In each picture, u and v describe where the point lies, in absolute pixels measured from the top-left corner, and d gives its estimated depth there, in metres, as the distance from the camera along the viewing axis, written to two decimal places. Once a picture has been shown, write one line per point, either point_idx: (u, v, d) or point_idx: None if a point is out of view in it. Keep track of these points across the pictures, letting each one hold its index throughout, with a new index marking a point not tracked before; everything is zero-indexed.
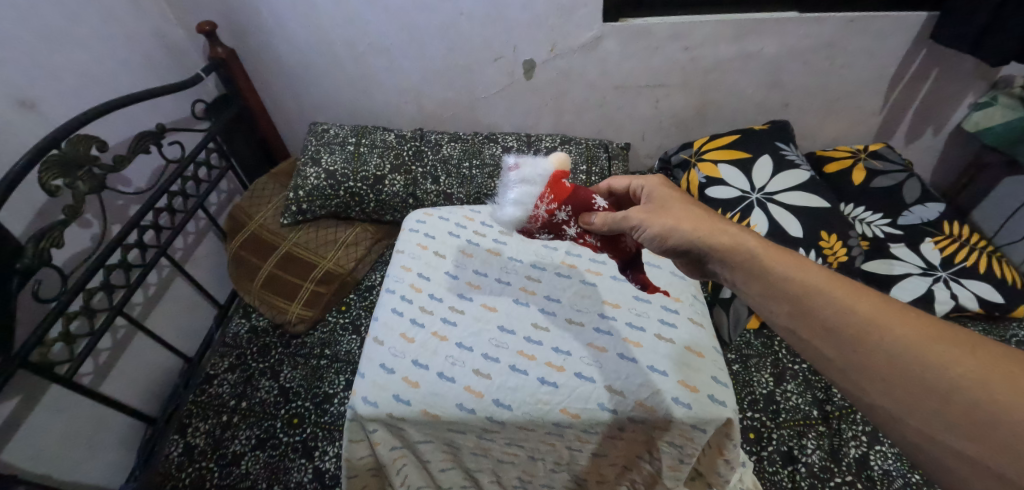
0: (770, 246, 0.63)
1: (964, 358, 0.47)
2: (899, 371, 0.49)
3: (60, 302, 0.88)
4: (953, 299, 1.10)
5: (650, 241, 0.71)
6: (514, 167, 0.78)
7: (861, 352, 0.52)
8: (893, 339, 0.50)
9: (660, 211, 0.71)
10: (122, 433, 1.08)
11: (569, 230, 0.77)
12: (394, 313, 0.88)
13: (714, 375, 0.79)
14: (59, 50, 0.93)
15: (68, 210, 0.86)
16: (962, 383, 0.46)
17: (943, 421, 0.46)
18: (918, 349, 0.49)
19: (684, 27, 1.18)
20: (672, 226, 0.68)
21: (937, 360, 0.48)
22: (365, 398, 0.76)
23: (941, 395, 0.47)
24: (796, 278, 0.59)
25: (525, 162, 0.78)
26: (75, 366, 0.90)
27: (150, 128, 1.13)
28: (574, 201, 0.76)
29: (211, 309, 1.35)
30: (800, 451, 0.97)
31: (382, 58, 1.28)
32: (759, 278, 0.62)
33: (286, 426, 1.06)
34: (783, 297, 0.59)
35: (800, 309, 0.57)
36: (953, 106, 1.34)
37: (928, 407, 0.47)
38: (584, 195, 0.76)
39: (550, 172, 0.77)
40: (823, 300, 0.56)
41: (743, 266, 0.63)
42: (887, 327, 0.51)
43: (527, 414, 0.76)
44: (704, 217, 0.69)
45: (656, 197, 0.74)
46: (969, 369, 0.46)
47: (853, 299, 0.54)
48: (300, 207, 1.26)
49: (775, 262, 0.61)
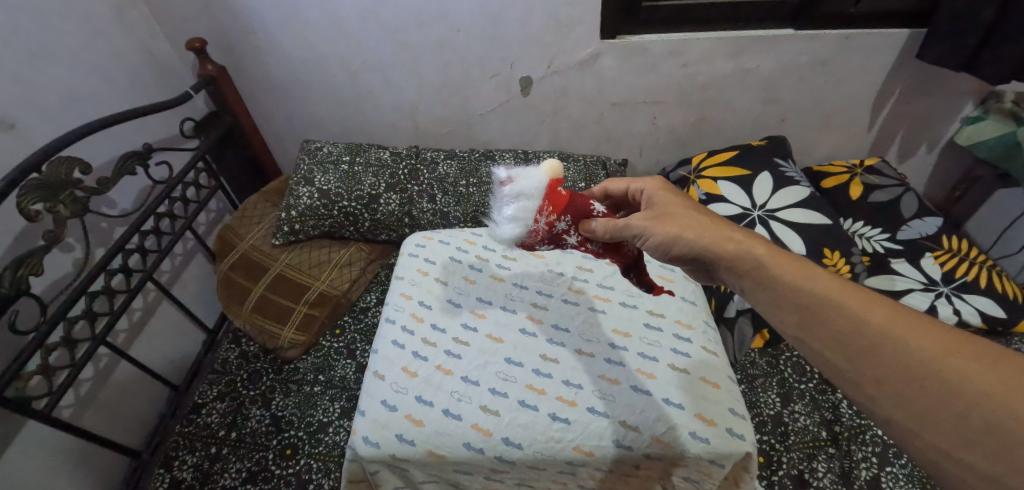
0: (776, 253, 0.61)
1: (984, 371, 0.44)
2: (915, 385, 0.47)
3: (39, 332, 0.82)
4: (956, 314, 1.09)
5: (654, 249, 0.69)
6: (508, 180, 0.73)
7: (876, 366, 0.49)
8: (909, 351, 0.48)
9: (662, 218, 0.68)
10: (103, 468, 1.02)
11: (570, 240, 0.73)
12: (395, 346, 0.84)
13: (731, 407, 0.77)
14: (39, 67, 0.89)
15: (49, 236, 0.82)
16: (981, 400, 0.44)
17: (961, 437, 0.44)
18: (935, 363, 0.46)
19: (682, 44, 1.18)
20: (676, 234, 0.66)
21: (954, 374, 0.45)
22: (366, 439, 0.74)
23: (960, 411, 0.44)
24: (806, 287, 0.56)
25: (517, 175, 0.73)
26: (54, 400, 0.85)
27: (138, 148, 1.09)
28: (572, 211, 0.72)
29: (199, 334, 1.30)
30: (811, 474, 0.95)
31: (378, 75, 1.26)
32: (767, 287, 0.60)
33: (279, 458, 1.01)
34: (792, 307, 0.57)
35: (810, 319, 0.55)
36: (945, 121, 1.35)
37: (945, 423, 0.45)
38: (581, 201, 0.73)
39: (545, 182, 0.72)
40: (833, 311, 0.53)
41: (749, 274, 0.62)
42: (904, 341, 0.49)
43: (539, 454, 0.73)
44: (707, 225, 0.66)
45: (657, 202, 0.72)
46: (990, 384, 0.44)
47: (866, 309, 0.52)
48: (292, 227, 1.22)
49: (783, 270, 0.59)
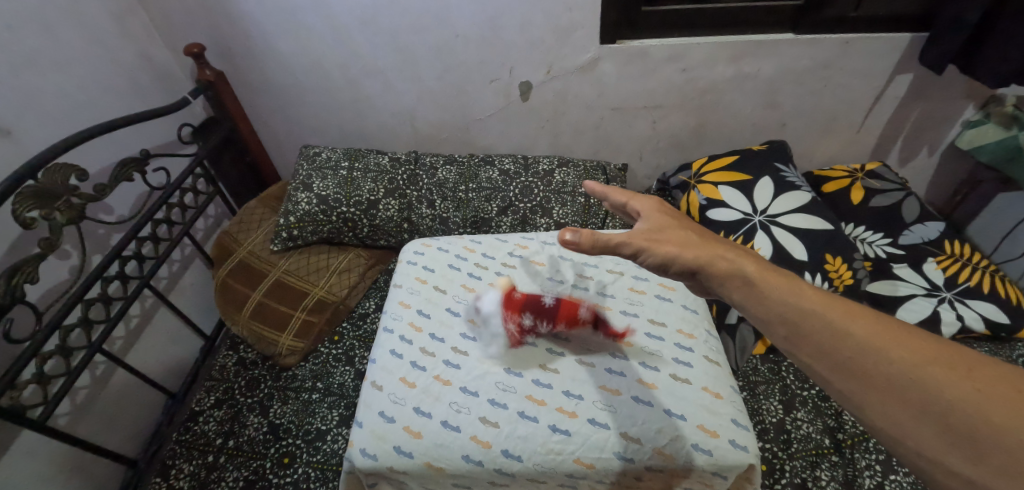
0: (768, 270, 0.60)
1: (962, 380, 0.43)
2: (896, 394, 0.45)
3: (34, 341, 0.82)
4: (959, 321, 1.08)
5: (652, 268, 0.68)
6: (477, 299, 0.93)
7: (858, 377, 0.48)
8: (889, 362, 0.47)
9: (662, 237, 0.67)
10: (99, 476, 1.01)
11: (540, 329, 0.86)
12: (394, 356, 0.84)
13: (734, 417, 0.77)
14: (38, 74, 0.89)
15: (45, 244, 0.81)
16: (960, 407, 0.42)
17: (942, 442, 0.42)
18: (914, 372, 0.45)
19: (682, 49, 1.18)
20: (674, 254, 0.65)
21: (932, 382, 0.44)
22: (364, 451, 0.74)
23: (941, 418, 0.43)
24: (790, 301, 0.55)
25: (481, 293, 0.93)
26: (49, 409, 0.84)
27: (136, 154, 1.09)
28: (527, 307, 0.87)
29: (197, 341, 1.29)
30: (814, 482, 0.94)
31: (376, 80, 1.25)
32: (754, 301, 0.58)
33: (276, 467, 0.99)
34: (778, 320, 0.55)
35: (795, 331, 0.53)
36: (946, 126, 1.35)
37: (927, 430, 0.43)
38: (534, 299, 0.88)
39: (500, 295, 0.90)
40: (817, 323, 0.52)
41: (739, 289, 0.60)
42: (884, 353, 0.47)
43: (539, 466, 0.72)
44: (705, 243, 0.66)
45: (655, 222, 0.71)
46: (969, 392, 0.42)
47: (848, 319, 0.51)
48: (290, 233, 1.21)
49: (772, 285, 0.58)
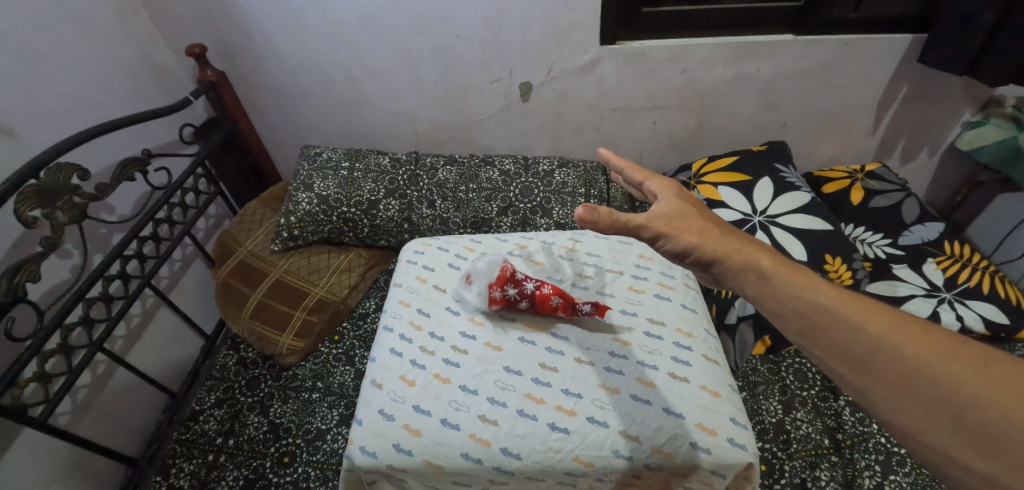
0: (783, 265, 0.60)
1: (977, 377, 0.43)
2: (910, 389, 0.45)
3: (36, 339, 0.82)
4: (958, 321, 1.08)
5: (669, 256, 0.68)
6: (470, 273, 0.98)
7: (871, 372, 0.48)
8: (904, 357, 0.47)
9: (681, 224, 0.67)
10: (99, 475, 1.02)
11: (529, 284, 0.90)
12: (393, 354, 0.84)
13: (732, 416, 0.77)
14: (40, 74, 0.89)
15: (46, 243, 0.81)
16: (975, 403, 0.42)
17: (956, 437, 0.42)
18: (929, 368, 0.45)
19: (681, 50, 1.18)
20: (695, 244, 0.65)
21: (948, 378, 0.44)
22: (364, 449, 0.74)
23: (955, 413, 0.43)
24: (803, 296, 0.55)
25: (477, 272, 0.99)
26: (49, 408, 0.84)
27: (138, 154, 1.10)
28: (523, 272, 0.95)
29: (198, 340, 1.30)
30: (813, 482, 0.94)
31: (377, 81, 1.26)
32: (768, 297, 0.58)
33: (276, 466, 0.99)
34: (792, 314, 0.55)
35: (809, 326, 0.53)
36: (946, 126, 1.35)
37: (940, 425, 0.43)
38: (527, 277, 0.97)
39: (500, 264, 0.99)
40: (831, 319, 0.52)
41: (752, 284, 0.60)
42: (899, 348, 0.47)
43: (538, 464, 0.72)
44: (725, 235, 0.66)
45: (674, 207, 0.70)
46: (984, 388, 0.42)
47: (862, 315, 0.51)
48: (291, 233, 1.21)
49: (785, 280, 0.58)
